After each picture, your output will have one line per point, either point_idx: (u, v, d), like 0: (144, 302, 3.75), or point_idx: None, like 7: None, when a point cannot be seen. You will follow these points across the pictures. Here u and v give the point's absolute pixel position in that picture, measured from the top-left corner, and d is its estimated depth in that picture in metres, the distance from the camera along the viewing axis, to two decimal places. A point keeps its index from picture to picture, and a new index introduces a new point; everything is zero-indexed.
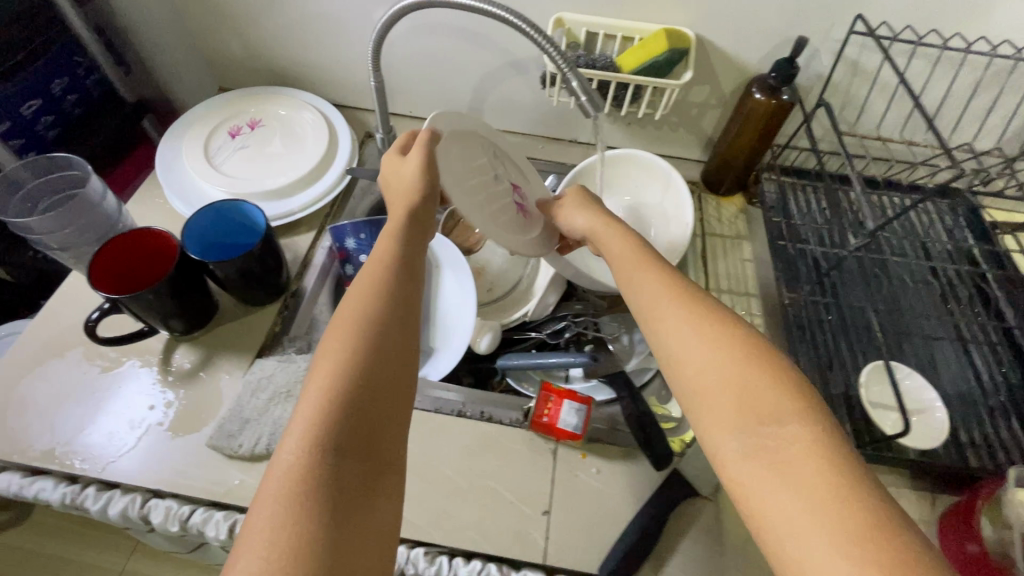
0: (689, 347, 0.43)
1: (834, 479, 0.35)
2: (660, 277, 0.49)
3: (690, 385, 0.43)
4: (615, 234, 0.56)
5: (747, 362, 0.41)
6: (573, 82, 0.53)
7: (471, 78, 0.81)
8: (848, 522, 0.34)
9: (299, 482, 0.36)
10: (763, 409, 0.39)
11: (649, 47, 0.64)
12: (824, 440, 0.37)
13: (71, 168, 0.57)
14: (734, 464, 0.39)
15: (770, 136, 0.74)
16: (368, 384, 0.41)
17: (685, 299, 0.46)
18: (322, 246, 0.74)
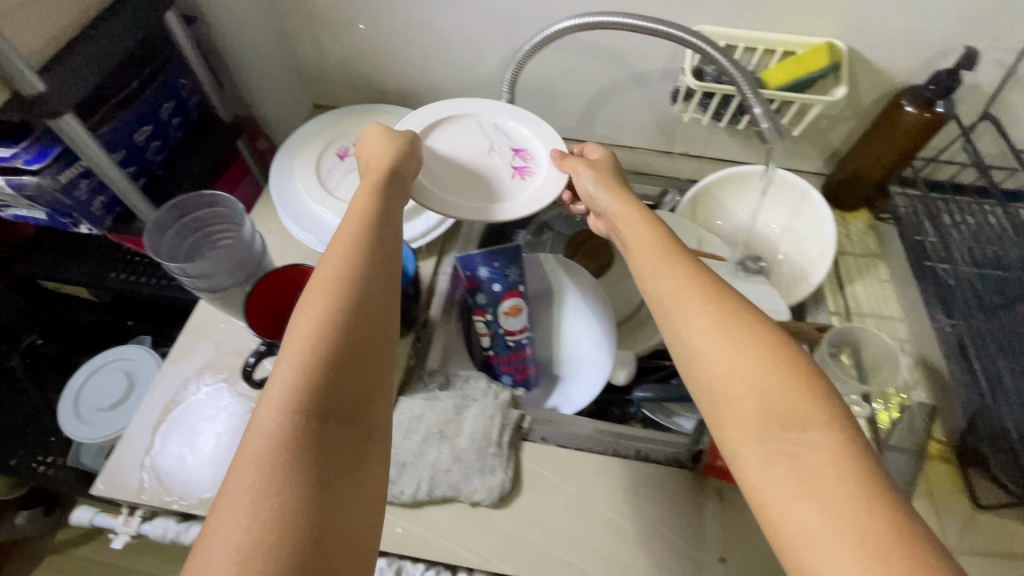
0: (705, 339, 0.41)
1: (853, 488, 0.33)
2: (678, 268, 0.46)
3: (706, 379, 0.40)
4: (636, 221, 0.53)
5: (768, 355, 0.39)
6: (757, 108, 0.52)
7: (587, 93, 0.78)
8: (861, 526, 0.31)
9: (274, 456, 0.35)
10: (794, 408, 0.36)
11: (804, 63, 0.62)
12: (847, 445, 0.35)
13: (218, 205, 0.55)
14: (755, 471, 0.36)
15: (915, 150, 0.70)
16: (351, 363, 0.40)
17: (700, 290, 0.44)
18: (445, 272, 0.72)
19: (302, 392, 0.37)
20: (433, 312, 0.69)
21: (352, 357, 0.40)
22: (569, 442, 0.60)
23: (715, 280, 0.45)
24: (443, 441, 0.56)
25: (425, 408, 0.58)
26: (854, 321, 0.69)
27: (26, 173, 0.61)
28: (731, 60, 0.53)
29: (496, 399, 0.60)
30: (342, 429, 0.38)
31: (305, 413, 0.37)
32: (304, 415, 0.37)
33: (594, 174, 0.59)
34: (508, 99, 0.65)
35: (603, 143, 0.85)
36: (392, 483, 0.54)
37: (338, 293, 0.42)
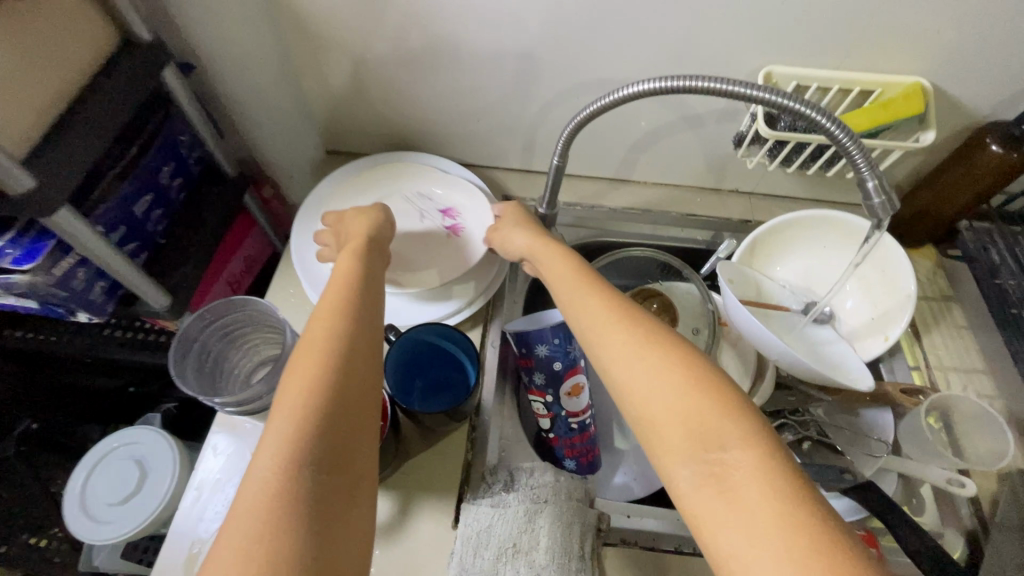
0: (631, 364, 0.40)
1: (783, 504, 0.32)
2: (600, 300, 0.45)
3: (631, 405, 0.39)
4: (558, 257, 0.53)
5: (683, 378, 0.38)
6: (872, 182, 0.46)
7: (632, 133, 0.71)
8: (809, 542, 0.31)
9: (270, 503, 0.32)
10: (711, 425, 0.36)
11: (892, 108, 0.56)
12: (773, 459, 0.34)
13: (251, 308, 0.48)
14: (691, 496, 0.34)
15: (994, 188, 0.65)
16: (342, 399, 0.37)
17: (619, 320, 0.43)
18: (491, 344, 0.65)
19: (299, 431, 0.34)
20: (485, 394, 0.61)
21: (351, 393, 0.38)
22: (655, 543, 0.54)
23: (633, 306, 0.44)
24: (519, 559, 0.50)
25: (494, 517, 0.52)
26: (937, 377, 0.64)
27: (15, 270, 0.53)
28: (840, 124, 0.46)
29: (569, 499, 0.54)
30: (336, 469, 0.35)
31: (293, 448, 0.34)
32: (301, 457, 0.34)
33: (523, 232, 0.58)
34: (560, 157, 0.58)
35: (646, 182, 0.78)
36: None
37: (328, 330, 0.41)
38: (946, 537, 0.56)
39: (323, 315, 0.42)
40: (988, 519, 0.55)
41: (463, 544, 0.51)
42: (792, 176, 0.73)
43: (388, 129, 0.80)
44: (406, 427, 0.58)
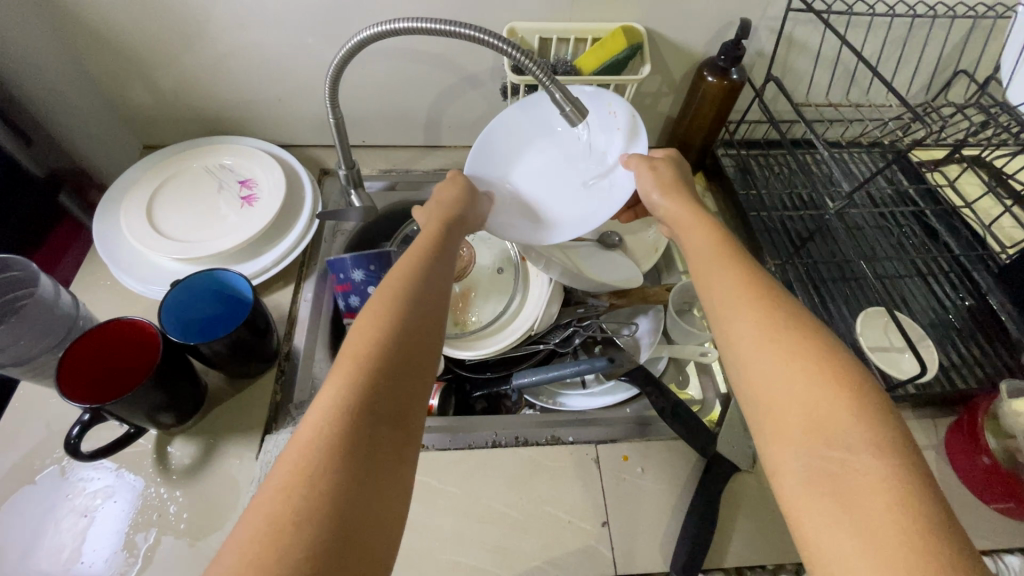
0: (748, 334, 0.40)
1: (895, 507, 0.31)
2: (738, 267, 0.45)
3: (749, 380, 0.39)
4: (704, 229, 0.51)
5: (828, 367, 0.36)
6: (556, 94, 0.54)
7: (424, 99, 0.79)
8: (907, 540, 0.30)
9: (326, 457, 0.32)
10: (840, 422, 0.34)
11: (608, 46, 0.67)
12: (898, 467, 0.32)
13: (10, 269, 0.51)
14: (795, 482, 0.34)
15: (724, 115, 0.78)
16: (402, 382, 0.37)
17: (751, 292, 0.42)
18: (305, 298, 0.70)
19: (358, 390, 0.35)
20: (297, 342, 0.66)
21: (411, 369, 0.38)
22: (450, 444, 0.60)
23: (770, 279, 0.43)
24: None
25: None
26: None
27: None
28: (525, 51, 0.54)
29: None
30: (392, 432, 0.35)
31: (354, 429, 0.33)
32: (357, 414, 0.34)
33: (682, 206, 0.55)
34: (333, 115, 0.64)
35: (454, 145, 0.86)
36: None
37: (386, 303, 0.40)
38: (706, 400, 0.68)
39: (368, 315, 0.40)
40: None
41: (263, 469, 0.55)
42: None
43: (204, 120, 0.84)
44: (215, 379, 0.61)
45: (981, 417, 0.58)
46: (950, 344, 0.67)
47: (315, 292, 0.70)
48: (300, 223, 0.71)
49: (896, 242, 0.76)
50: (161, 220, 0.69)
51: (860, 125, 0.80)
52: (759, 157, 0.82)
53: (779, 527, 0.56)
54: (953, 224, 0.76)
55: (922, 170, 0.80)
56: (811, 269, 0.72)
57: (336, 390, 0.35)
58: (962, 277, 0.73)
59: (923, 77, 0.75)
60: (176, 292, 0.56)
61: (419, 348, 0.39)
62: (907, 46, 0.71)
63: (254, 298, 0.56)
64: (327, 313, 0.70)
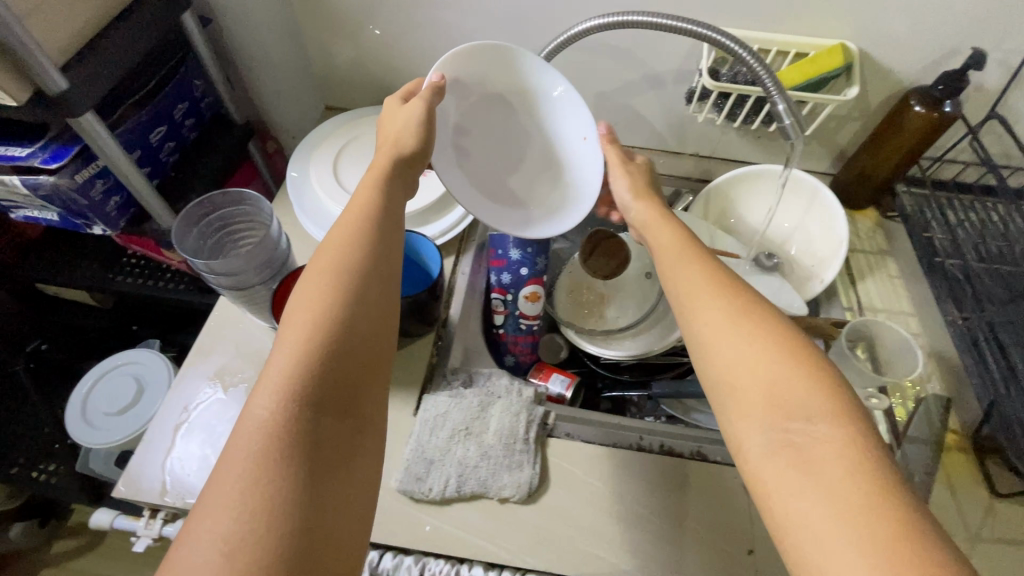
0: (711, 320, 0.42)
1: (861, 483, 0.33)
2: (706, 261, 0.46)
3: (715, 365, 0.40)
4: (659, 223, 0.51)
5: (785, 349, 0.39)
6: (781, 105, 0.53)
7: (601, 94, 0.79)
8: (864, 503, 0.32)
9: (276, 453, 0.35)
10: (798, 397, 0.37)
11: (819, 63, 0.63)
12: (855, 427, 0.35)
13: (245, 203, 0.55)
14: (759, 459, 0.36)
15: (922, 149, 0.72)
16: (351, 367, 0.40)
17: (710, 282, 0.44)
18: (462, 271, 0.72)
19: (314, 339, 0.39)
20: (452, 312, 0.69)
21: (361, 345, 0.41)
22: (593, 438, 0.60)
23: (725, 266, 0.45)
24: (469, 437, 0.56)
25: (451, 405, 0.58)
26: (867, 315, 0.70)
27: (42, 173, 0.61)
28: (760, 58, 0.53)
29: (520, 396, 0.60)
30: (337, 419, 0.39)
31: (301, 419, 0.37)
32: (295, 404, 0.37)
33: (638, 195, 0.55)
34: None
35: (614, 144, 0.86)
36: (421, 480, 0.54)
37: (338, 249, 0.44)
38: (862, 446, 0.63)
39: (323, 261, 0.43)
40: (902, 434, 0.61)
41: (421, 425, 0.57)
42: (743, 139, 0.80)
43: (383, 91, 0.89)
44: None
45: None
46: None
47: (473, 267, 0.73)
48: None
49: None
50: (343, 178, 0.73)
51: None
52: (947, 200, 0.76)
53: None
54: None
55: None
56: None
57: (268, 396, 0.37)
58: None
59: None
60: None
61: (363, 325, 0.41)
62: None
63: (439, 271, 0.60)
64: (480, 289, 0.72)
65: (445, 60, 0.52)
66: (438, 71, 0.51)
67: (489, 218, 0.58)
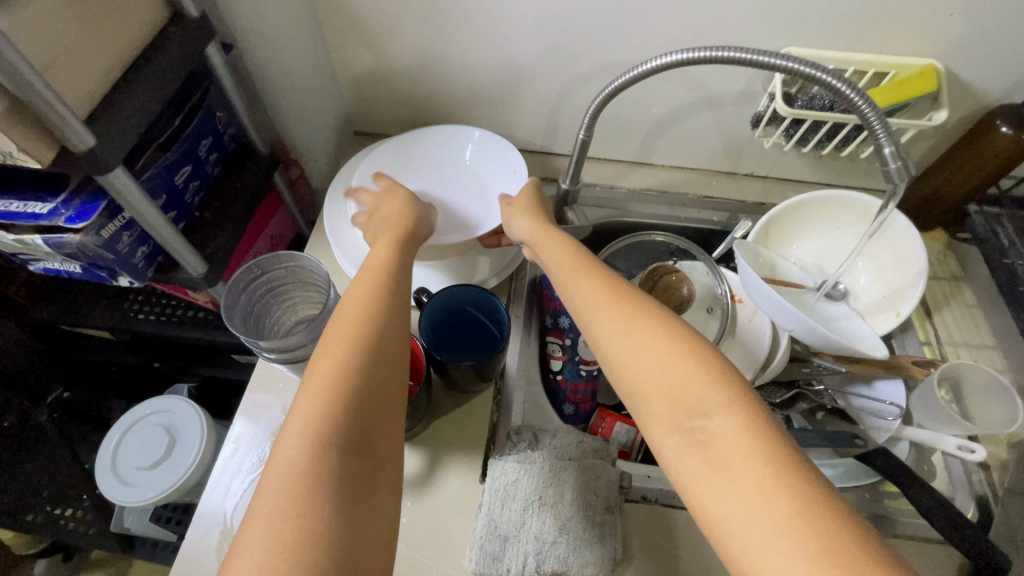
0: (604, 323, 0.43)
1: (769, 470, 0.33)
2: (592, 268, 0.48)
3: (616, 365, 0.41)
4: (548, 234, 0.54)
5: (668, 346, 0.40)
6: (887, 148, 0.48)
7: (654, 116, 0.74)
8: (781, 496, 0.32)
9: (300, 495, 0.33)
10: (695, 390, 0.37)
11: (907, 86, 0.59)
12: (753, 414, 0.36)
13: (296, 264, 0.51)
14: (676, 461, 0.36)
15: (1004, 170, 0.67)
16: (374, 397, 0.38)
17: (600, 288, 0.45)
18: (516, 314, 0.67)
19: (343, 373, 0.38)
20: (509, 361, 0.64)
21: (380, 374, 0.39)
22: (674, 501, 0.56)
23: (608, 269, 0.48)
24: (545, 509, 0.52)
25: (521, 472, 0.54)
26: (947, 350, 0.66)
27: (67, 230, 0.56)
28: (867, 97, 0.48)
29: (592, 457, 0.56)
30: (365, 451, 0.36)
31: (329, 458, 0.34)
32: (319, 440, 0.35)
33: (522, 217, 0.58)
34: (586, 132, 0.61)
35: (663, 165, 0.81)
36: (498, 560, 0.50)
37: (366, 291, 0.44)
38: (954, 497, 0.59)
39: (353, 298, 0.43)
40: (999, 484, 0.57)
41: (491, 496, 0.53)
42: (804, 159, 0.75)
43: (415, 113, 0.84)
44: (436, 389, 0.60)
45: None
46: None
47: (526, 309, 0.68)
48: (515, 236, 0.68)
49: None
50: None
51: None
52: None
53: None
54: None
55: None
56: None
57: (296, 436, 0.35)
58: None
59: None
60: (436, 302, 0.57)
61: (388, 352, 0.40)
62: None
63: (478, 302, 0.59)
64: (535, 333, 0.67)
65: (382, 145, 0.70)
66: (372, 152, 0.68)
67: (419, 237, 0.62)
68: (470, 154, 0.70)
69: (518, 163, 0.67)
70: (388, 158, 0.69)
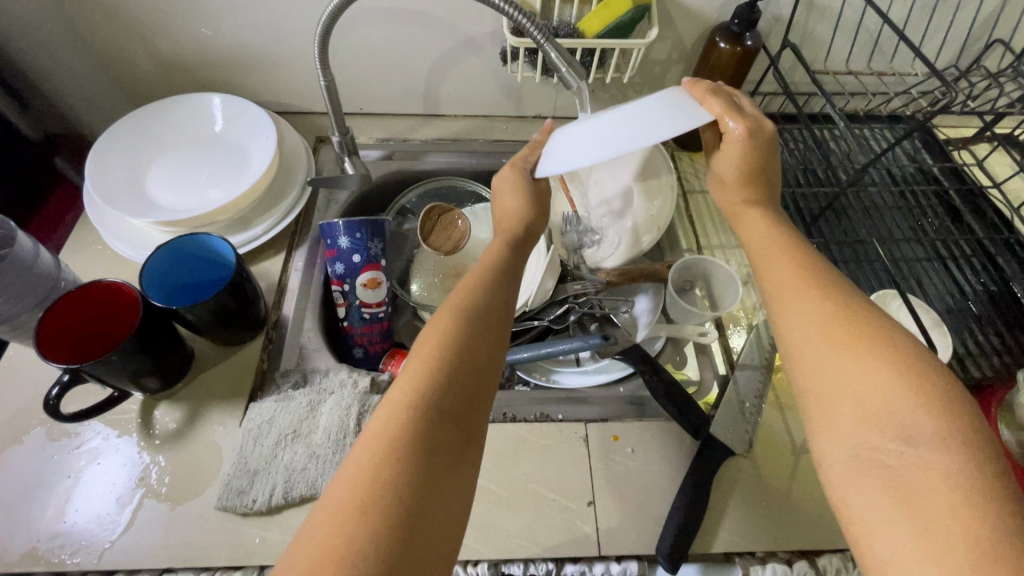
0: (805, 335, 0.39)
1: (966, 520, 0.29)
2: (802, 263, 0.43)
3: (804, 377, 0.38)
4: (754, 226, 0.48)
5: (893, 359, 0.35)
6: (552, 53, 0.53)
7: (424, 65, 0.76)
8: (960, 525, 0.29)
9: (360, 497, 0.31)
10: (896, 411, 0.34)
11: (612, 7, 0.63)
12: (959, 433, 0.32)
13: None
14: (848, 475, 0.34)
15: (737, 84, 0.74)
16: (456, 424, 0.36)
17: (799, 282, 0.42)
18: (295, 268, 0.68)
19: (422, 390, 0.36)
20: (285, 311, 0.65)
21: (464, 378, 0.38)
22: None
23: (823, 266, 0.43)
24: (296, 440, 0.54)
25: (277, 410, 0.55)
26: (704, 254, 0.72)
27: None
28: (521, 10, 0.52)
29: (354, 388, 0.58)
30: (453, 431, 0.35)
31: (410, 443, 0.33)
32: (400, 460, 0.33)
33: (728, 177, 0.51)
34: (324, 77, 0.62)
35: (453, 114, 0.83)
36: (245, 493, 0.51)
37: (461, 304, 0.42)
38: (703, 381, 0.64)
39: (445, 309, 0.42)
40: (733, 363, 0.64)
41: (245, 436, 0.54)
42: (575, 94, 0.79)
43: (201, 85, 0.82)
44: (202, 346, 0.60)
45: (997, 406, 0.55)
46: (965, 330, 0.65)
47: (306, 262, 0.69)
48: (292, 189, 0.70)
49: (916, 225, 0.73)
50: (139, 183, 0.66)
51: (884, 98, 0.76)
52: (773, 132, 0.78)
53: (770, 511, 0.55)
54: (979, 206, 0.73)
55: (948, 149, 0.77)
56: (823, 249, 0.69)
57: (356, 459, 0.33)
58: (980, 263, 0.70)
59: (956, 48, 0.70)
60: (158, 252, 0.54)
61: (482, 352, 0.40)
62: (940, 17, 0.67)
63: (187, 257, 0.56)
64: (317, 282, 0.68)
65: (119, 124, 0.67)
66: (108, 136, 0.67)
67: (169, 215, 0.62)
68: (203, 122, 0.71)
69: (261, 118, 0.70)
70: (119, 151, 0.67)
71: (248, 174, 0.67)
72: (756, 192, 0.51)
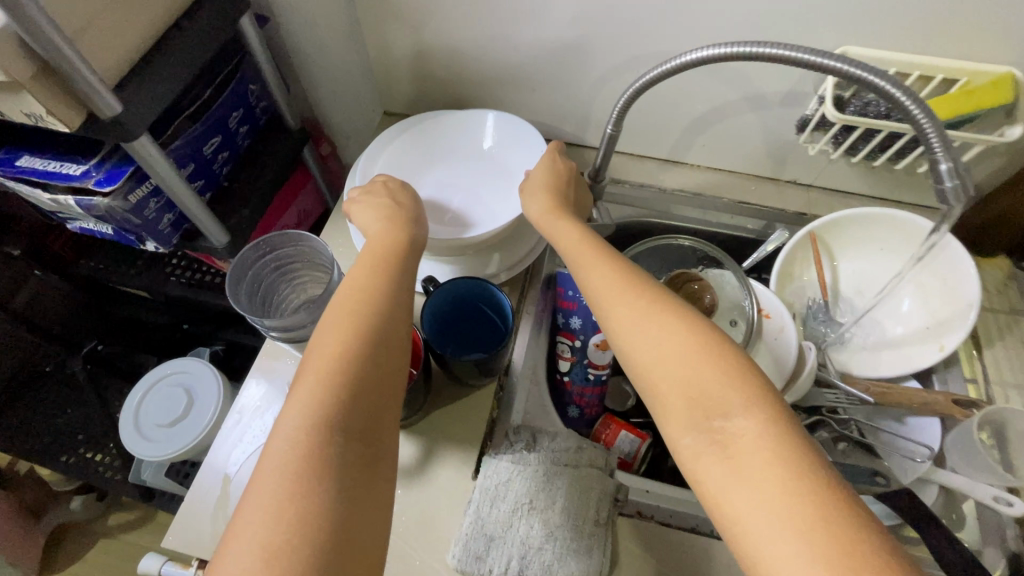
0: (643, 340, 0.42)
1: (794, 479, 0.34)
2: (614, 265, 0.47)
3: (639, 375, 0.42)
4: (565, 227, 0.53)
5: (694, 341, 0.41)
6: (944, 164, 0.42)
7: (691, 114, 0.69)
8: (785, 487, 0.34)
9: (301, 468, 0.34)
10: (716, 395, 0.38)
11: (977, 96, 0.53)
12: (760, 407, 0.37)
13: (303, 246, 0.51)
14: (694, 459, 0.38)
15: None
16: (371, 383, 0.39)
17: (627, 288, 0.45)
18: (528, 312, 0.66)
19: (336, 373, 0.38)
20: (515, 359, 0.63)
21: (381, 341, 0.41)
22: (669, 520, 0.54)
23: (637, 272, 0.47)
24: (532, 514, 0.51)
25: (513, 473, 0.53)
26: (995, 392, 0.60)
27: (95, 193, 0.57)
28: (923, 105, 0.42)
29: (589, 467, 0.54)
30: (376, 403, 0.38)
31: (327, 417, 0.36)
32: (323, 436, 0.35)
33: (542, 199, 0.57)
34: (613, 126, 0.57)
35: (698, 165, 0.76)
36: (481, 559, 0.49)
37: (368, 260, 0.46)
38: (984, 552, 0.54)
39: (359, 272, 0.45)
40: None
41: (481, 494, 0.52)
42: (854, 169, 0.69)
43: None
44: (440, 380, 0.60)
45: None
46: None
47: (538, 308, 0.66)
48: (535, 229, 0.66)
49: None
50: None
51: None
52: None
53: None
54: None
55: None
56: None
57: (291, 430, 0.36)
58: None
59: None
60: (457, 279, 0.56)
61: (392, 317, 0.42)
62: None
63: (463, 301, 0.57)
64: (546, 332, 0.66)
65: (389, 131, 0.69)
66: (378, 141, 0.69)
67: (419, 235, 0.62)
68: (462, 142, 0.71)
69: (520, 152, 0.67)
70: (384, 157, 0.68)
71: (498, 206, 0.65)
72: (566, 210, 0.56)
